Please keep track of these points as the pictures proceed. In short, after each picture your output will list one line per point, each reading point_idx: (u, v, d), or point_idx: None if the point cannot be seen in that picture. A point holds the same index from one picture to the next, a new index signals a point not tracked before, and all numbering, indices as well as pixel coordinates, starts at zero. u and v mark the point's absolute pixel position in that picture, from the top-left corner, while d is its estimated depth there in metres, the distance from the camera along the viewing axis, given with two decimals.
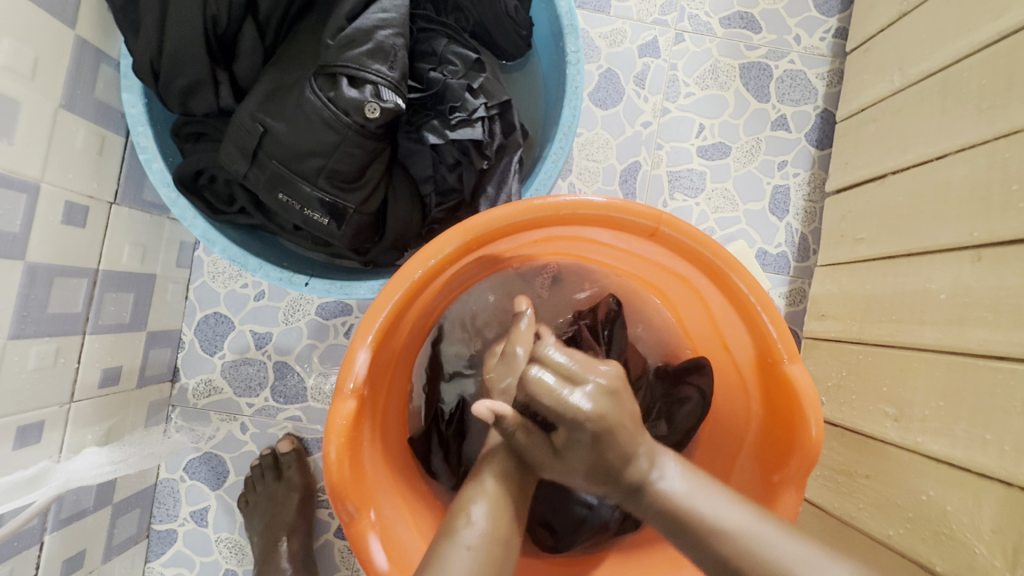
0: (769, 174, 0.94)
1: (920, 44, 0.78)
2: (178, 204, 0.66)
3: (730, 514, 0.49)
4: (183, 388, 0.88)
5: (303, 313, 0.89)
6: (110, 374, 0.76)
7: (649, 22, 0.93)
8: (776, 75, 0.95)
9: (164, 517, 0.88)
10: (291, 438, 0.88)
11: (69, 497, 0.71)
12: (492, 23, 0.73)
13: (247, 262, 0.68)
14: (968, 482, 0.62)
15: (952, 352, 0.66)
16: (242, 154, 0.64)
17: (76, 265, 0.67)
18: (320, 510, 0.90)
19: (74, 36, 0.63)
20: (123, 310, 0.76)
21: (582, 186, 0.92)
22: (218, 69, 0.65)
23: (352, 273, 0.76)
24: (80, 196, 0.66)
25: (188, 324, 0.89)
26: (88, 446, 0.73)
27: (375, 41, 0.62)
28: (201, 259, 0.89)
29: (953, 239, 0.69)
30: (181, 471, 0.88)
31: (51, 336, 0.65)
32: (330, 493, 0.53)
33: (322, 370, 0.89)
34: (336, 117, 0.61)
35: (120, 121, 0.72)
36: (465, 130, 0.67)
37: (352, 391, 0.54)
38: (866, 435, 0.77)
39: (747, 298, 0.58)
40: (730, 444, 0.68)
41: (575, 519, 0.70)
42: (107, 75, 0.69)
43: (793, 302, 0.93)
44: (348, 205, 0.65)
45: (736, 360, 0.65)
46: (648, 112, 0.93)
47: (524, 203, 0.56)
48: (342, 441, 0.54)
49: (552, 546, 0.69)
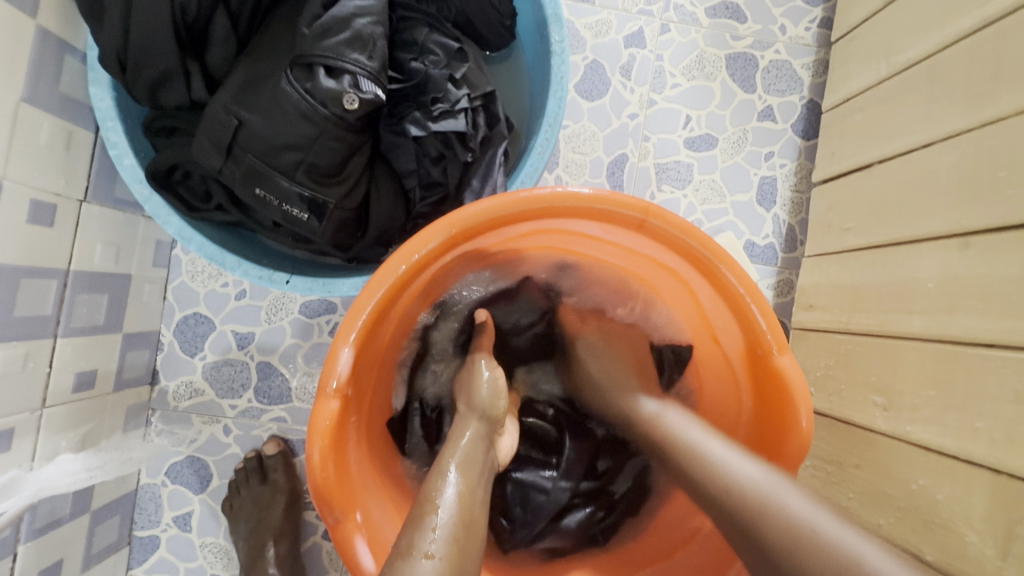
0: (756, 164, 0.94)
1: (906, 33, 0.78)
2: (152, 201, 0.64)
3: (788, 499, 0.47)
4: (163, 391, 0.86)
5: (286, 312, 0.87)
6: (85, 378, 0.73)
7: (635, 11, 0.92)
8: (762, 65, 0.94)
9: (145, 523, 0.86)
10: (276, 440, 0.86)
11: (44, 506, 0.68)
12: (474, 13, 0.71)
13: (225, 259, 0.66)
14: (957, 470, 0.62)
15: (941, 341, 0.66)
16: (216, 148, 0.62)
17: (44, 266, 0.65)
18: (307, 512, 0.89)
19: (36, 26, 0.60)
20: (96, 312, 0.73)
21: (568, 180, 0.91)
22: (188, 59, 0.63)
23: (336, 269, 0.74)
24: (47, 194, 0.64)
25: (167, 325, 0.86)
26: (61, 453, 0.71)
27: (353, 29, 0.60)
28: (178, 258, 0.86)
29: (941, 228, 0.69)
30: (162, 476, 0.86)
31: (20, 340, 0.63)
32: (314, 497, 0.52)
33: (307, 370, 0.87)
34: (314, 108, 0.59)
35: (87, 115, 0.69)
36: (448, 122, 0.66)
37: (335, 392, 0.53)
38: (854, 425, 0.77)
39: (737, 291, 0.57)
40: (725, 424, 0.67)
41: (531, 505, 0.73)
42: (72, 67, 0.66)
43: (781, 293, 0.93)
44: (329, 200, 0.63)
45: (726, 353, 0.65)
46: (635, 104, 0.92)
47: (509, 195, 0.55)
48: (326, 443, 0.52)
49: (511, 539, 0.70)
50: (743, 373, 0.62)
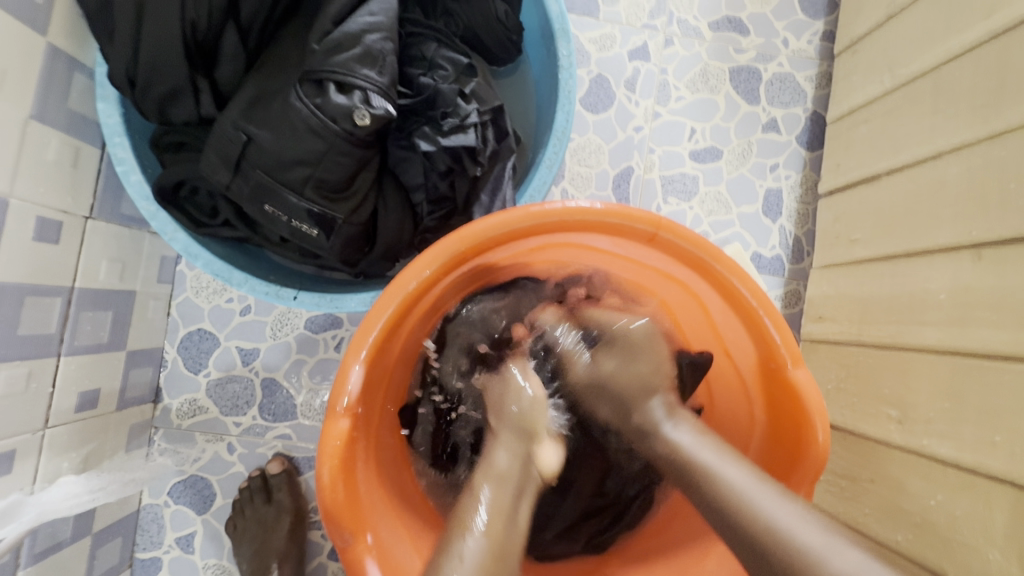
0: (761, 176, 0.94)
1: (909, 46, 0.78)
2: (158, 218, 0.63)
3: (844, 556, 0.43)
4: (166, 409, 0.85)
5: (291, 328, 0.86)
6: (88, 398, 0.72)
7: (639, 26, 0.93)
8: (766, 77, 0.95)
9: (147, 544, 0.84)
10: (281, 458, 0.85)
11: (44, 529, 0.67)
12: (482, 27, 0.71)
13: (232, 276, 0.66)
14: (977, 485, 0.61)
15: (955, 354, 0.66)
16: (225, 163, 0.62)
17: (49, 283, 0.64)
18: (312, 531, 0.87)
19: (46, 44, 0.60)
20: (100, 329, 0.72)
21: (575, 192, 0.90)
22: (198, 76, 0.63)
23: (342, 284, 0.74)
24: (53, 211, 0.63)
25: (171, 342, 0.85)
26: (63, 475, 0.69)
27: (364, 45, 0.60)
28: (183, 274, 0.85)
29: (951, 239, 0.68)
30: (164, 496, 0.84)
31: (22, 359, 0.62)
32: (323, 517, 0.51)
33: (313, 386, 0.86)
34: (323, 124, 0.59)
35: (95, 132, 0.69)
36: (458, 136, 0.66)
37: (345, 409, 0.52)
38: (869, 438, 0.76)
39: (751, 304, 0.56)
40: (738, 440, 0.66)
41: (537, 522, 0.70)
42: (81, 84, 0.66)
43: (790, 305, 0.93)
44: (337, 216, 0.63)
45: (738, 366, 0.64)
46: (640, 116, 0.93)
47: (519, 210, 0.54)
48: (336, 462, 0.51)
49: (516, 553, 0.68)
50: (756, 386, 0.61)
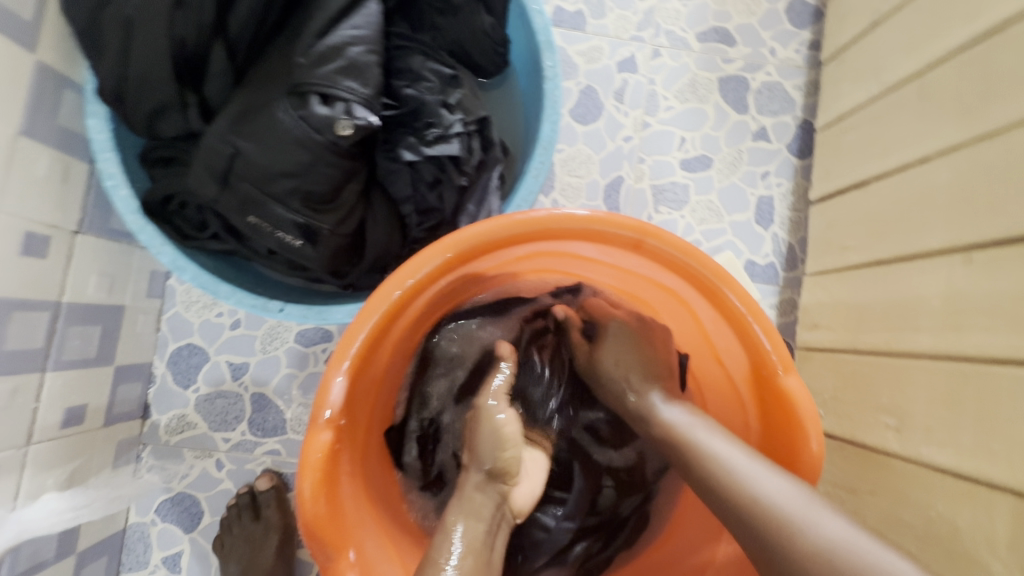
0: (752, 184, 0.94)
1: (894, 52, 0.79)
2: (145, 231, 0.63)
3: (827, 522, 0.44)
4: (154, 425, 0.84)
5: (281, 342, 0.85)
6: (74, 413, 0.72)
7: (626, 38, 0.94)
8: (754, 87, 0.95)
9: (133, 564, 0.82)
10: (270, 474, 0.83)
11: (26, 549, 0.65)
12: (469, 42, 0.72)
13: (219, 289, 0.65)
14: (978, 495, 0.59)
15: (952, 360, 0.65)
16: (211, 176, 0.62)
17: (37, 298, 0.64)
18: (301, 549, 0.85)
19: (35, 62, 0.61)
20: (88, 344, 0.72)
21: (565, 203, 0.90)
22: (186, 91, 0.64)
23: (331, 296, 0.74)
24: (41, 226, 0.64)
25: (160, 357, 0.85)
26: (47, 491, 0.68)
27: (348, 58, 0.61)
28: (173, 288, 0.85)
29: (942, 243, 0.68)
30: (151, 514, 0.83)
31: (7, 373, 0.62)
32: (304, 534, 0.49)
33: (303, 401, 0.85)
34: (308, 135, 0.59)
35: (84, 148, 0.69)
36: (442, 146, 0.66)
37: (328, 422, 0.51)
38: (867, 448, 0.75)
39: (739, 311, 0.55)
40: None
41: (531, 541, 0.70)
42: (71, 101, 0.67)
43: (785, 313, 0.92)
44: (323, 226, 0.63)
45: (729, 373, 0.63)
46: (629, 127, 0.93)
47: (504, 218, 0.54)
48: (318, 476, 0.50)
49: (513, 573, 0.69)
50: (748, 394, 0.60)
